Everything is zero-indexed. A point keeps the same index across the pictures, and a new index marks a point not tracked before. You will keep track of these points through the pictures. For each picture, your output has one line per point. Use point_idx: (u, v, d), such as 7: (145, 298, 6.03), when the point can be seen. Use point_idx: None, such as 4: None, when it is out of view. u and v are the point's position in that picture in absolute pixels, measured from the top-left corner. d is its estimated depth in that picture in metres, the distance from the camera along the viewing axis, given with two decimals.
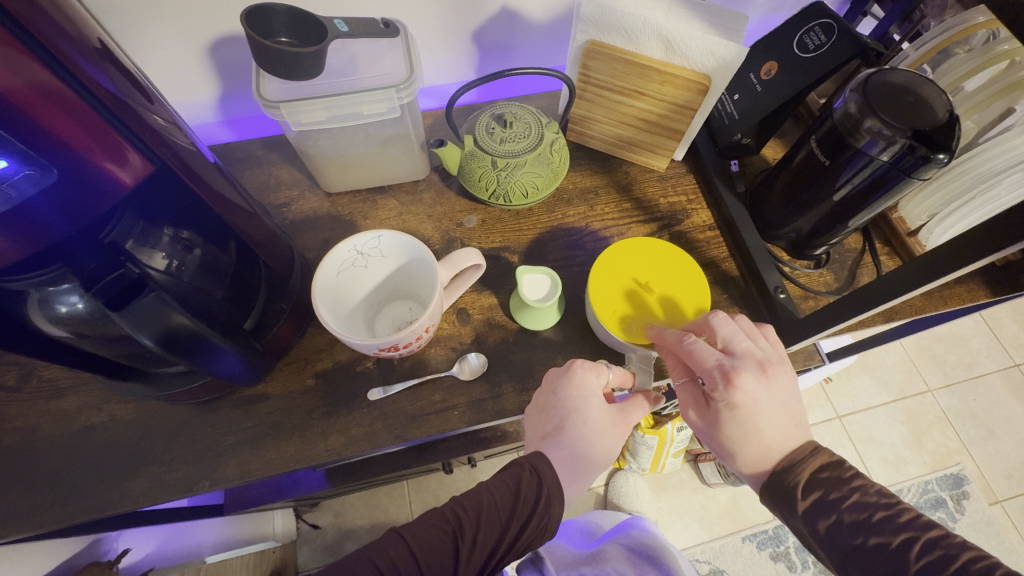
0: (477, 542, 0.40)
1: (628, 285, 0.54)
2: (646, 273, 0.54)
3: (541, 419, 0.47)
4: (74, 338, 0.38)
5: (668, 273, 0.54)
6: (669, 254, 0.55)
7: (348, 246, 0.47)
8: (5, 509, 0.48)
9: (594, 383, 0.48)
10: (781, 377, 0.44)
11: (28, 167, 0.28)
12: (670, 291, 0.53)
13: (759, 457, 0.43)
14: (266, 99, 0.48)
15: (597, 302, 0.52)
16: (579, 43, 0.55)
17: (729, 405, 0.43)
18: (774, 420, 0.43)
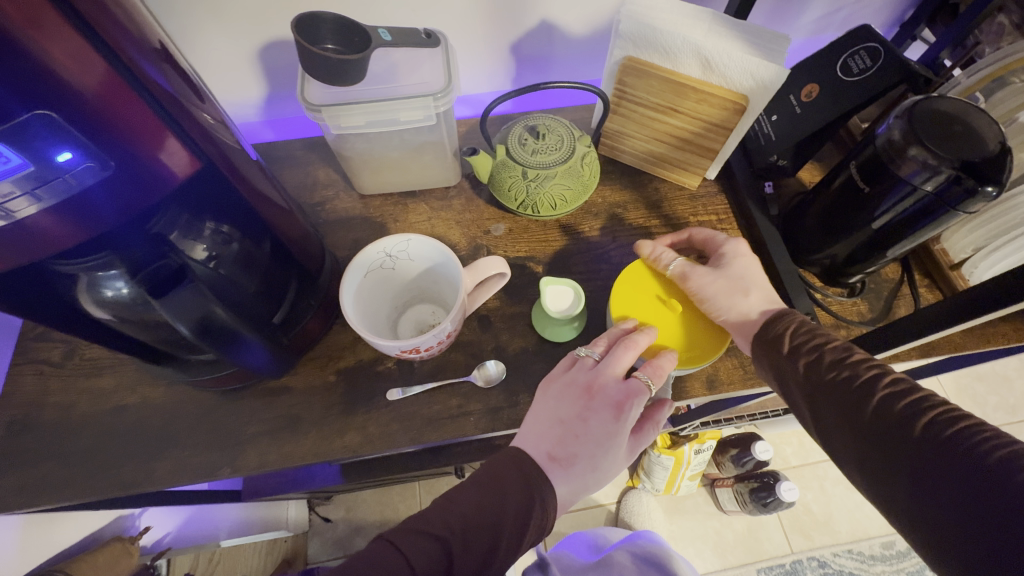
0: (471, 540, 0.40)
1: (650, 301, 0.52)
2: (669, 291, 0.53)
3: (560, 435, 0.45)
4: (116, 322, 0.40)
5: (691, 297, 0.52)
6: None
7: (377, 247, 0.48)
8: (40, 480, 0.50)
9: (634, 412, 0.45)
10: (743, 259, 0.52)
11: (89, 160, 0.29)
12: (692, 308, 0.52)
13: (735, 302, 0.49)
14: (310, 103, 0.49)
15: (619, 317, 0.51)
16: (615, 59, 0.56)
17: (743, 283, 0.50)
18: (729, 303, 0.49)
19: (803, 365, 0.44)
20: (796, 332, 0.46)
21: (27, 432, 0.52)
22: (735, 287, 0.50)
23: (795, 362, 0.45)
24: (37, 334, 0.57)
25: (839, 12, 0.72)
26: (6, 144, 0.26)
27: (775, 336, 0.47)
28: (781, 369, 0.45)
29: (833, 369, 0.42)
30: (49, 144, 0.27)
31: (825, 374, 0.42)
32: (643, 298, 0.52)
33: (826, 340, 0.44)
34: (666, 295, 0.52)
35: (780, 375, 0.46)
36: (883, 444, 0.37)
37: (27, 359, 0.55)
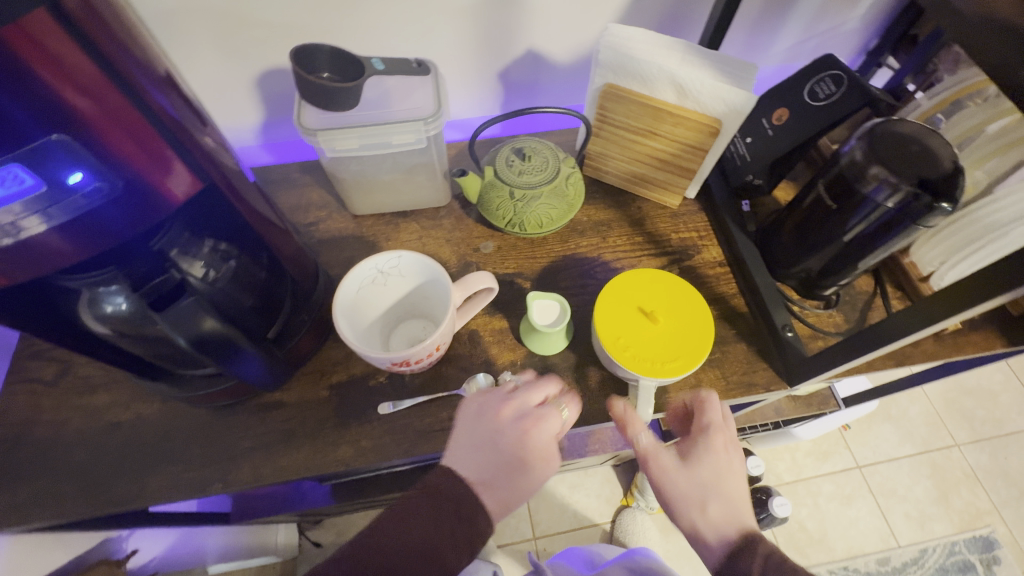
0: (414, 530, 0.42)
1: (632, 313, 0.55)
2: (650, 304, 0.55)
3: (477, 456, 0.45)
4: (113, 336, 0.41)
5: (669, 309, 0.55)
6: (670, 291, 0.56)
7: (369, 264, 0.50)
8: (31, 498, 0.50)
9: (543, 436, 0.46)
10: (713, 465, 0.46)
11: (100, 181, 0.31)
12: (674, 315, 0.54)
13: (689, 512, 0.45)
14: (305, 127, 0.52)
15: (604, 334, 0.53)
16: (596, 86, 0.59)
17: (704, 512, 0.44)
18: (712, 486, 0.45)
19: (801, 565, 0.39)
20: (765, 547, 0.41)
21: (20, 450, 0.52)
22: (694, 515, 0.45)
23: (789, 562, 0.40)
24: (32, 352, 0.57)
25: (808, 42, 0.77)
26: (23, 165, 0.28)
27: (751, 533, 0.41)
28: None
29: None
30: (63, 166, 0.29)
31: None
32: (625, 312, 0.55)
33: None
34: (647, 307, 0.55)
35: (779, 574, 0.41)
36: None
37: (21, 377, 0.56)
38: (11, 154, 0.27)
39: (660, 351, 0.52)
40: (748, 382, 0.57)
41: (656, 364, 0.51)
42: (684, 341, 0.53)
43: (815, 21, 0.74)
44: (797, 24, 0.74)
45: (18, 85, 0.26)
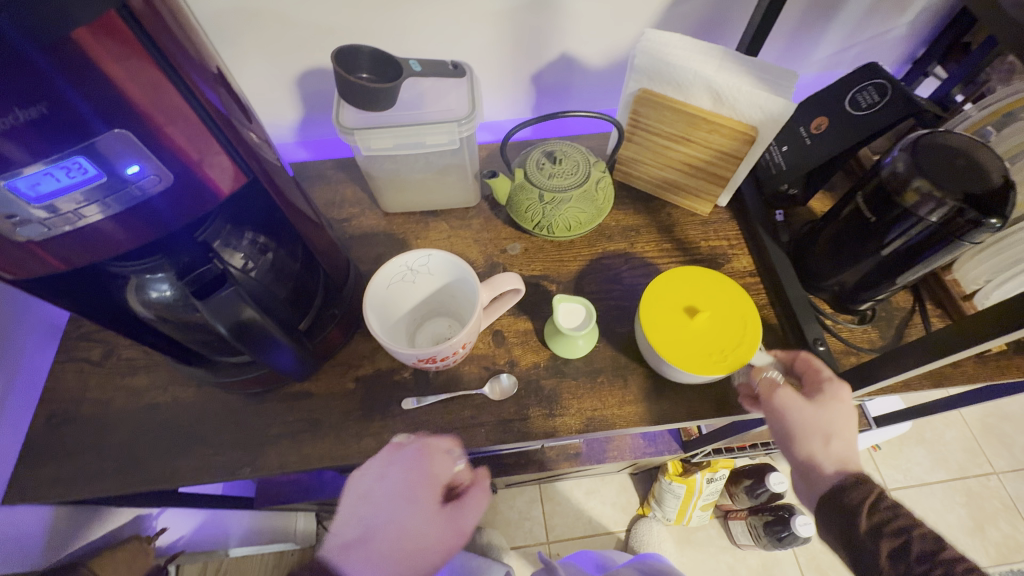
0: None
1: (676, 314, 0.55)
2: (691, 302, 0.55)
3: (352, 512, 0.47)
4: (156, 320, 0.43)
5: (710, 302, 0.55)
6: (708, 286, 0.56)
7: (400, 261, 0.51)
8: (74, 471, 0.53)
9: (417, 479, 0.47)
10: (839, 407, 0.47)
11: (155, 173, 0.32)
12: (716, 307, 0.55)
13: (811, 444, 0.46)
14: (344, 126, 0.53)
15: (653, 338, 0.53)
16: (631, 91, 0.58)
17: (827, 444, 0.46)
18: (817, 433, 0.46)
19: (885, 547, 0.41)
20: (876, 502, 0.43)
21: (65, 425, 0.55)
22: (816, 447, 0.46)
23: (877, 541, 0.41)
24: (80, 333, 0.60)
25: (850, 50, 0.75)
26: (86, 157, 0.29)
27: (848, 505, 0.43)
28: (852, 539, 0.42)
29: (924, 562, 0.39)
30: (123, 158, 0.31)
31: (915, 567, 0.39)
32: (671, 314, 0.55)
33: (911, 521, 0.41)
34: (689, 306, 0.55)
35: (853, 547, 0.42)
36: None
37: (70, 356, 0.59)
38: (77, 147, 0.29)
39: (711, 345, 0.52)
40: None
41: (717, 359, 0.51)
42: (737, 329, 0.53)
43: (858, 28, 0.72)
44: (839, 31, 0.72)
45: (85, 81, 0.27)
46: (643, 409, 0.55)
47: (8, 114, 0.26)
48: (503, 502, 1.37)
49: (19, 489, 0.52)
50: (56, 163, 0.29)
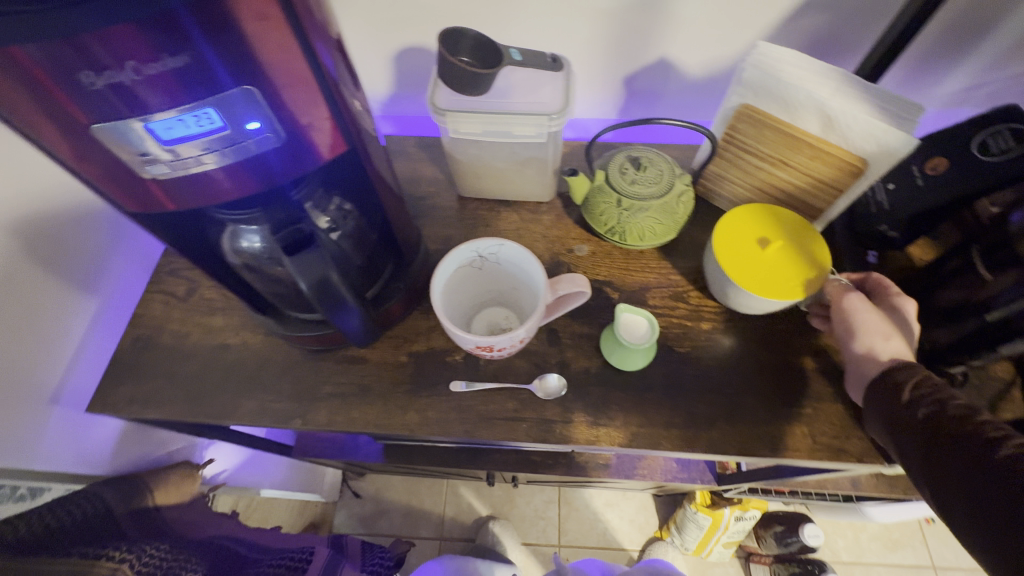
0: None
1: (745, 245, 0.54)
2: (756, 233, 0.55)
3: None
4: (241, 264, 0.46)
5: (775, 231, 0.55)
6: (767, 217, 0.56)
7: (470, 247, 0.51)
8: (149, 393, 0.57)
9: None
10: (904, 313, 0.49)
11: (270, 131, 0.34)
12: (790, 238, 0.54)
13: (871, 338, 0.49)
14: (437, 106, 0.54)
15: (721, 246, 0.54)
16: (731, 104, 0.55)
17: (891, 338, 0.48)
18: (877, 328, 0.49)
19: (921, 410, 0.41)
20: (921, 385, 0.43)
21: (147, 350, 0.60)
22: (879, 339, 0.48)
23: (914, 406, 0.42)
24: (169, 269, 0.65)
25: (982, 88, 0.68)
26: (214, 109, 0.31)
27: (895, 380, 0.45)
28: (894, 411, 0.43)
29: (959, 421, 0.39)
30: (246, 113, 0.32)
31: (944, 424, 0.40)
32: (741, 246, 0.54)
33: (953, 396, 0.41)
34: (756, 238, 0.55)
35: (891, 417, 0.44)
36: (992, 513, 0.34)
37: (159, 288, 0.64)
38: (208, 98, 0.30)
39: (786, 271, 0.52)
40: (837, 448, 0.52)
41: (794, 284, 0.52)
42: (808, 254, 0.53)
43: (998, 64, 0.64)
44: (974, 66, 0.65)
45: (225, 38, 0.29)
46: (693, 436, 0.53)
47: (156, 62, 0.28)
48: (521, 496, 1.38)
49: (101, 400, 0.57)
50: (189, 111, 0.31)
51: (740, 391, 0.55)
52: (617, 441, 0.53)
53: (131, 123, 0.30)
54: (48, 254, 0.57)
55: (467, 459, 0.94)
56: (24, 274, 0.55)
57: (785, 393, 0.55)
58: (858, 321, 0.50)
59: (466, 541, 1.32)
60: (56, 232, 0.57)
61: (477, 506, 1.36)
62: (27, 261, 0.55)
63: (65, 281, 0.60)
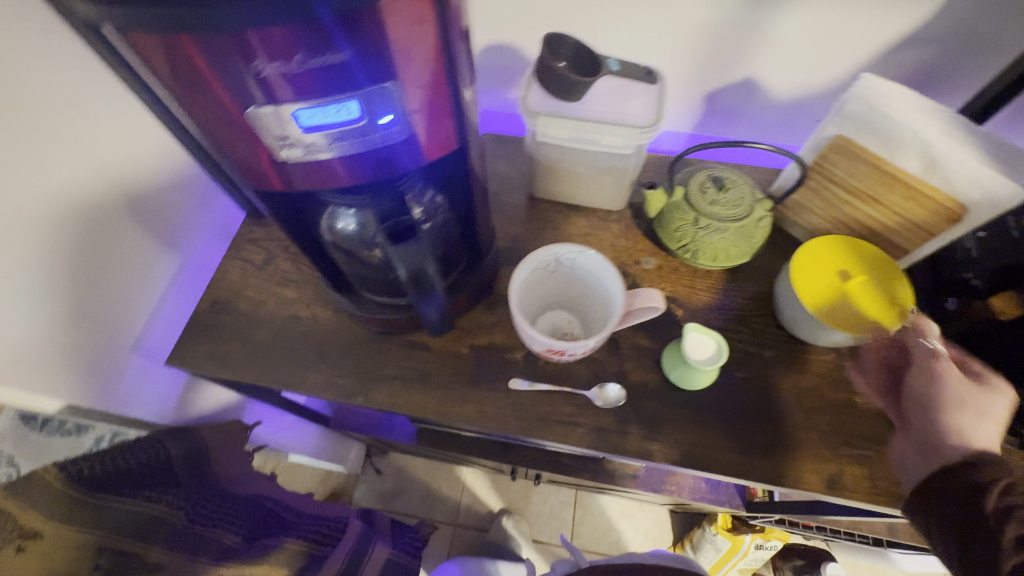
0: None
1: (823, 279, 0.54)
2: (836, 267, 0.55)
3: None
4: (334, 244, 0.48)
5: (855, 264, 0.54)
6: (848, 248, 0.55)
7: (551, 251, 0.52)
8: (224, 355, 0.60)
9: None
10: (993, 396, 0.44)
11: (399, 126, 0.36)
12: (873, 273, 0.54)
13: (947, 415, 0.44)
14: (529, 108, 0.55)
15: (803, 255, 0.55)
16: (826, 134, 0.54)
17: (964, 383, 0.45)
18: (959, 409, 0.44)
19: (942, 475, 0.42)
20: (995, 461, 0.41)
21: (225, 313, 0.63)
22: (948, 375, 0.45)
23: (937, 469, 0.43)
24: (248, 237, 0.68)
25: None
26: (355, 102, 0.33)
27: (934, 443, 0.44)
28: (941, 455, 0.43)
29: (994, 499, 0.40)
30: (382, 108, 0.34)
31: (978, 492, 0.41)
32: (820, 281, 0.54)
33: (989, 471, 0.40)
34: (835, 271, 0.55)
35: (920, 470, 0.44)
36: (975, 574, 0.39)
37: (237, 255, 0.67)
38: (352, 93, 0.32)
39: (864, 307, 0.53)
40: (896, 495, 0.51)
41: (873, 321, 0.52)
42: (887, 290, 0.53)
43: None
44: None
45: (380, 38, 0.30)
46: (748, 463, 0.53)
47: (319, 56, 0.30)
48: (537, 494, 1.39)
49: (180, 356, 0.61)
50: (334, 103, 0.32)
51: (800, 425, 0.54)
52: (671, 458, 0.53)
53: (280, 109, 0.32)
54: (142, 212, 0.60)
55: (498, 452, 0.96)
56: (121, 230, 0.58)
57: (847, 433, 0.54)
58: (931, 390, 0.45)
59: (479, 529, 1.34)
60: (150, 192, 0.60)
61: (493, 497, 1.38)
62: (125, 216, 0.58)
63: (154, 239, 0.63)
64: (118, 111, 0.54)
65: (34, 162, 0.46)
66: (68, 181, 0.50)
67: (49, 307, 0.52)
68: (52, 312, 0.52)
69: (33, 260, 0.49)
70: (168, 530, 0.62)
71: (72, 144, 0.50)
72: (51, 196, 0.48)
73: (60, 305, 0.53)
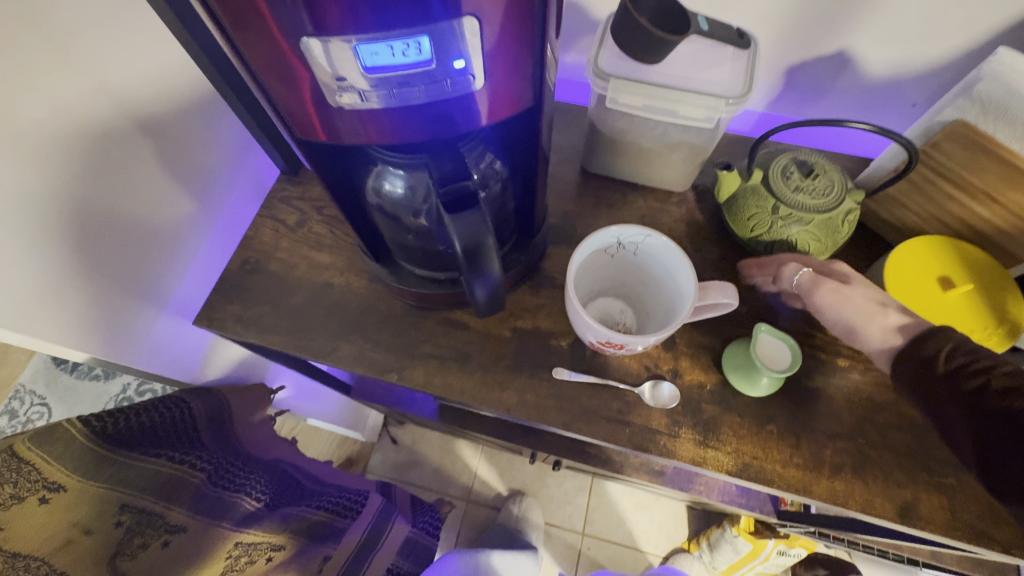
0: None
1: (928, 287, 0.47)
2: (942, 273, 0.48)
3: None
4: (378, 210, 0.44)
5: (960, 272, 0.48)
6: (950, 254, 0.49)
7: (614, 232, 0.47)
8: (253, 319, 0.57)
9: None
10: (857, 288, 0.47)
11: (472, 73, 0.30)
12: (980, 282, 0.48)
13: (881, 322, 0.45)
14: (599, 69, 0.49)
15: (895, 263, 0.49)
16: (943, 118, 0.47)
17: (836, 294, 0.47)
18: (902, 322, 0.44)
19: (964, 387, 0.39)
20: (953, 353, 0.40)
21: (256, 275, 0.59)
22: (821, 295, 0.47)
23: (956, 384, 0.39)
24: (282, 196, 0.64)
25: None
26: (427, 38, 0.28)
27: (927, 355, 0.41)
28: (931, 396, 0.40)
29: (1006, 398, 0.37)
30: (456, 50, 0.29)
31: (995, 405, 0.37)
32: (925, 288, 0.47)
33: (992, 361, 0.39)
34: (940, 277, 0.48)
35: (932, 398, 0.40)
36: None
37: (270, 214, 0.63)
38: (425, 27, 0.27)
39: (969, 321, 0.46)
40: (980, 531, 0.46)
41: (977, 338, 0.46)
42: (997, 303, 0.47)
43: None
44: None
45: None
46: (811, 480, 0.48)
47: None
48: (552, 478, 1.37)
49: (208, 316, 0.58)
50: (402, 39, 0.28)
51: (874, 444, 0.49)
52: (726, 468, 0.49)
53: (341, 42, 0.27)
54: (168, 156, 0.56)
55: (521, 436, 0.93)
56: (147, 174, 0.54)
57: (927, 457, 0.48)
58: (853, 309, 0.46)
59: (492, 508, 1.34)
60: (178, 138, 0.57)
61: (507, 477, 1.37)
62: (151, 159, 0.54)
63: (181, 188, 0.59)
64: (145, 41, 0.50)
65: (52, 90, 0.42)
66: (90, 115, 0.46)
67: (76, 255, 0.49)
68: (77, 262, 0.49)
69: (56, 201, 0.45)
70: (190, 491, 0.61)
71: (96, 75, 0.46)
72: (72, 131, 0.45)
73: (86, 254, 0.50)
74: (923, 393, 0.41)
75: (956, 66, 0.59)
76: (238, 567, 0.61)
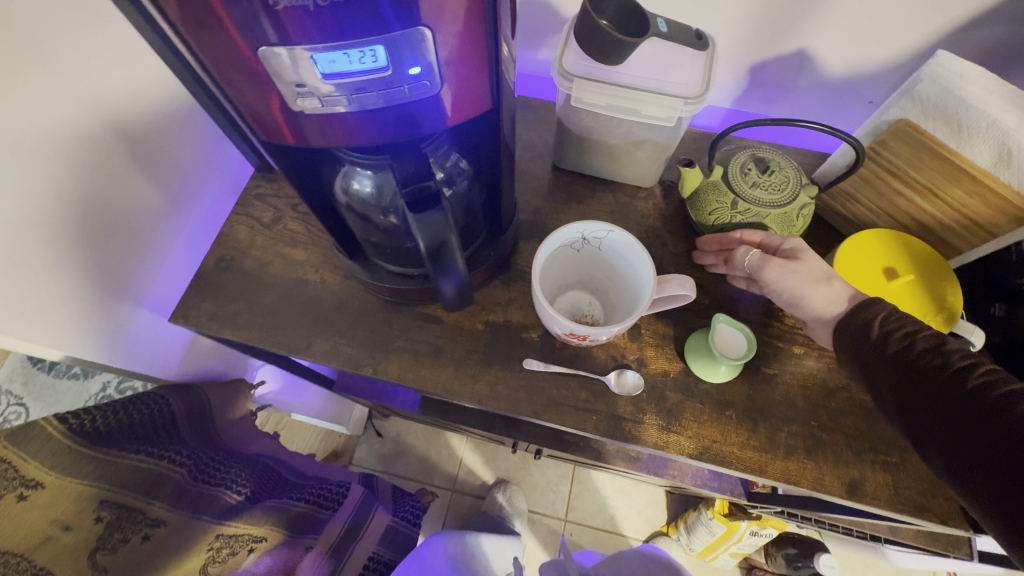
0: None
1: (872, 276, 0.50)
2: (886, 263, 0.51)
3: None
4: (347, 209, 0.45)
5: (904, 262, 0.51)
6: (896, 246, 0.52)
7: (577, 227, 0.48)
8: (229, 316, 0.58)
9: None
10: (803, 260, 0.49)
11: (429, 78, 0.32)
12: (923, 272, 0.50)
13: (825, 293, 0.47)
14: (563, 69, 0.50)
15: (844, 252, 0.52)
16: (889, 117, 0.50)
17: (784, 269, 0.48)
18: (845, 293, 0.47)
19: (890, 350, 0.41)
20: (886, 320, 0.43)
21: (231, 274, 0.60)
22: (769, 273, 0.49)
23: (882, 347, 0.42)
24: (256, 193, 0.64)
25: None
26: (382, 48, 0.29)
27: (861, 325, 0.44)
28: (864, 360, 0.43)
29: (927, 357, 0.40)
30: (411, 57, 0.30)
31: (917, 363, 0.40)
32: (869, 277, 0.50)
33: (918, 328, 0.42)
34: (883, 267, 0.51)
35: (864, 362, 0.43)
36: (965, 423, 0.36)
37: (245, 212, 0.63)
38: (380, 36, 0.28)
39: (911, 307, 0.49)
40: (921, 505, 0.49)
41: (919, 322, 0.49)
42: (936, 291, 0.49)
43: None
44: None
45: None
46: (767, 461, 0.51)
47: None
48: (535, 466, 1.40)
49: (184, 314, 0.58)
50: (358, 47, 0.29)
51: (825, 427, 0.52)
52: (687, 451, 0.51)
53: (299, 51, 0.28)
54: (142, 153, 0.56)
55: (500, 426, 0.95)
56: (120, 172, 0.54)
57: (874, 437, 0.51)
58: (800, 282, 0.48)
59: (477, 497, 1.36)
60: (151, 136, 0.57)
61: (491, 466, 1.39)
62: (125, 157, 0.54)
63: (155, 185, 0.60)
64: (115, 39, 0.50)
65: (23, 89, 0.42)
66: (59, 114, 0.46)
67: (49, 254, 0.49)
68: (51, 261, 0.49)
69: (26, 201, 0.45)
70: (170, 487, 0.61)
71: (66, 72, 0.46)
72: (43, 131, 0.45)
73: (59, 254, 0.50)
74: (857, 360, 0.44)
75: (908, 66, 0.62)
76: (220, 559, 0.63)
